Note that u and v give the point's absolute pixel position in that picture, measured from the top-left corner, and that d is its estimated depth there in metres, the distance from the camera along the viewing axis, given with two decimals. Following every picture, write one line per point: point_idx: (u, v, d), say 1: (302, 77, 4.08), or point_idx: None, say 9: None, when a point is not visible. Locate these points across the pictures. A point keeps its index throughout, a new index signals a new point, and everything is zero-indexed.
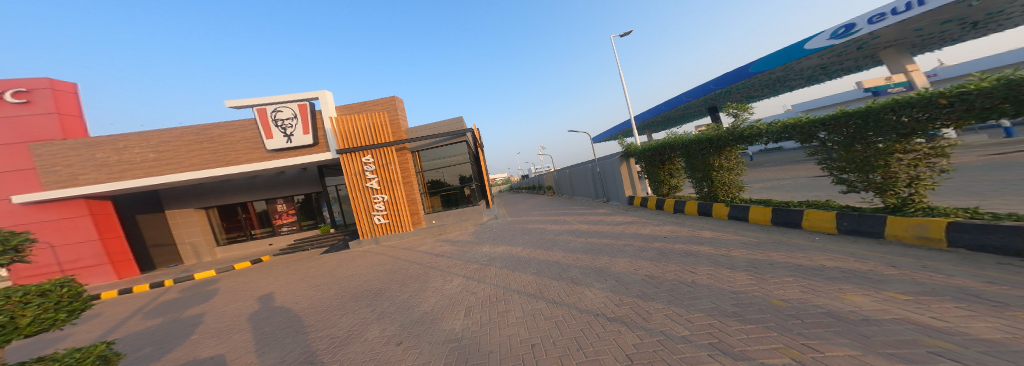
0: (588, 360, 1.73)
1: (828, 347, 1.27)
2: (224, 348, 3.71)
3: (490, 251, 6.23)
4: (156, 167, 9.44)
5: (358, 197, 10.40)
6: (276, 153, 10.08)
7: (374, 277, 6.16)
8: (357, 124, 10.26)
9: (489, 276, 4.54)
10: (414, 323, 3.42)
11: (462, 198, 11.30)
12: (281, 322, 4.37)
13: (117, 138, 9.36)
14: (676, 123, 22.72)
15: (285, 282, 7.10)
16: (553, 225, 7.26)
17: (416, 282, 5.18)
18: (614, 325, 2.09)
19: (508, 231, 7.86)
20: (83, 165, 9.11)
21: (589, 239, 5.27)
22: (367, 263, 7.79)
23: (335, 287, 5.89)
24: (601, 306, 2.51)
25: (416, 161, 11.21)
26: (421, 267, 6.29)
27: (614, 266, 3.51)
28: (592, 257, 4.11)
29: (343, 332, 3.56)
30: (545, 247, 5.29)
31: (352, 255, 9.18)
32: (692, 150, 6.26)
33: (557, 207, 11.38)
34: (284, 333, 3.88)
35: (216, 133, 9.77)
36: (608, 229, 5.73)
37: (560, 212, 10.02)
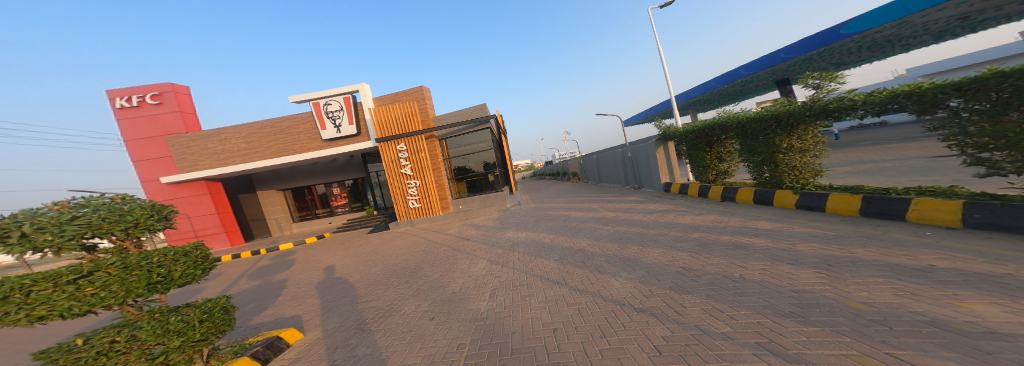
0: (612, 348, 1.71)
1: (922, 359, 1.14)
2: (301, 309, 4.21)
3: (514, 236, 6.31)
4: (248, 155, 10.81)
5: (395, 182, 10.95)
6: (329, 142, 10.84)
7: (412, 257, 6.54)
8: (392, 113, 10.60)
9: (513, 261, 4.57)
10: (445, 300, 3.60)
11: (488, 185, 11.45)
12: (340, 292, 4.81)
13: (220, 130, 10.85)
14: (729, 100, 20.76)
15: (342, 257, 7.78)
16: (578, 213, 7.17)
17: (445, 264, 5.43)
18: (642, 316, 2.05)
19: (530, 217, 7.91)
20: (201, 154, 10.83)
21: (615, 227, 5.16)
22: (405, 243, 8.27)
23: (377, 265, 6.31)
24: (627, 296, 2.46)
25: (443, 148, 11.52)
26: (446, 250, 6.56)
27: (645, 256, 3.41)
28: (619, 245, 4.02)
29: (390, 303, 3.84)
30: (568, 234, 5.29)
31: (392, 236, 9.84)
32: (752, 131, 5.64)
33: (581, 195, 11.11)
34: (341, 301, 4.28)
35: (285, 126, 10.78)
36: (638, 218, 5.52)
37: (583, 199, 9.83)
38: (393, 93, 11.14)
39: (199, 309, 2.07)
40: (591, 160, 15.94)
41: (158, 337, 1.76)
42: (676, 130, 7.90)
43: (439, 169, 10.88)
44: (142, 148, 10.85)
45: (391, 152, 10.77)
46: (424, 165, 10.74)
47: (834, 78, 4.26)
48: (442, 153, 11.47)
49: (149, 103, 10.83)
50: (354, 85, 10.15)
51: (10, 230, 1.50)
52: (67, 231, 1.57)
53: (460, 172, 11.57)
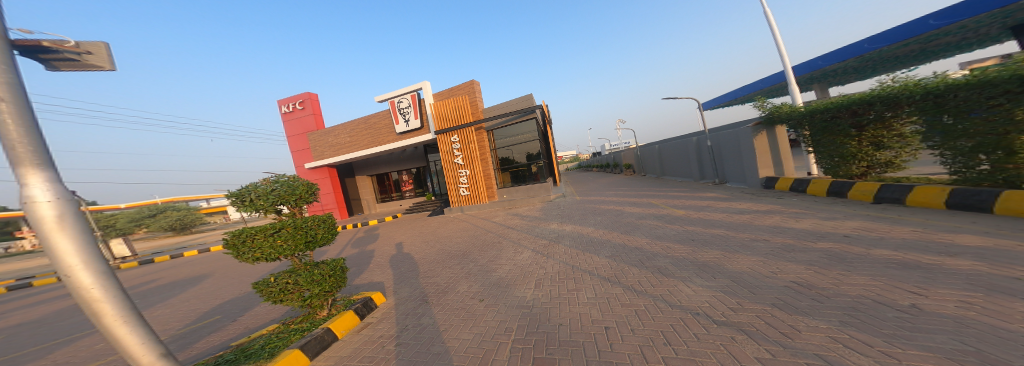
0: (680, 358, 1.57)
1: None
2: (387, 277, 4.89)
3: (562, 228, 6.14)
4: (350, 147, 13.08)
5: (448, 172, 11.63)
6: (402, 135, 12.25)
7: (463, 240, 6.91)
8: (447, 107, 11.25)
9: (560, 254, 4.44)
10: (493, 284, 3.71)
11: (534, 175, 11.37)
12: (408, 266, 5.36)
13: (333, 128, 13.25)
14: None
15: (407, 236, 8.71)
16: (633, 208, 6.68)
17: (492, 250, 5.56)
18: (725, 330, 1.79)
19: (577, 210, 7.62)
20: (324, 146, 13.60)
21: (675, 227, 4.65)
22: (455, 228, 8.77)
23: (435, 246, 6.83)
24: (703, 305, 2.19)
25: (490, 139, 11.71)
26: (492, 237, 6.74)
27: (732, 264, 2.97)
28: (689, 248, 3.61)
29: (444, 283, 4.09)
30: (622, 230, 4.95)
31: (444, 220, 10.51)
32: (962, 104, 3.67)
33: (636, 188, 10.41)
34: (409, 275, 4.75)
35: (372, 121, 12.55)
36: (711, 218, 4.88)
37: (637, 193, 9.18)
38: (448, 88, 11.71)
39: (330, 266, 3.15)
40: (657, 147, 14.21)
41: (308, 284, 2.87)
42: (810, 106, 5.94)
43: (486, 159, 11.24)
44: (295, 143, 14.27)
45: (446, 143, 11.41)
46: (473, 155, 11.13)
47: None
48: (490, 144, 11.66)
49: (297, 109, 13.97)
50: (418, 83, 11.07)
51: (246, 195, 2.54)
52: (269, 199, 2.59)
53: (503, 163, 11.65)
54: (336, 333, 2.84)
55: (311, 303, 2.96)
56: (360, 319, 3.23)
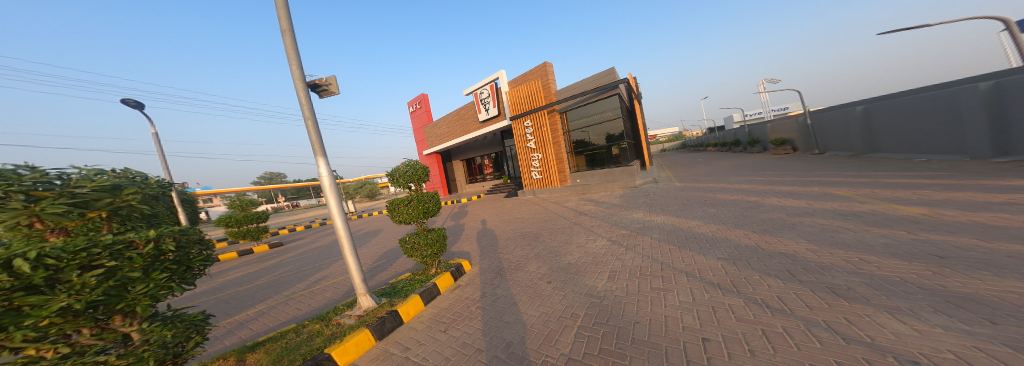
0: None
1: None
2: (471, 248, 5.48)
3: (648, 218, 5.41)
4: (450, 136, 16.06)
5: (521, 156, 11.87)
6: (485, 123, 13.54)
7: (536, 222, 6.92)
8: (522, 92, 11.38)
9: (642, 245, 3.94)
10: (562, 269, 3.59)
11: (615, 159, 10.33)
12: (486, 241, 5.76)
13: (439, 122, 16.58)
14: None
15: (487, 214, 9.52)
16: (750, 197, 5.26)
17: (564, 234, 5.33)
18: None
19: (669, 199, 6.51)
20: (434, 137, 17.26)
21: (815, 218, 3.45)
22: (528, 210, 8.93)
23: (512, 224, 7.10)
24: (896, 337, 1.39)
25: (563, 122, 11.05)
26: (564, 221, 6.52)
27: (926, 275, 1.90)
28: (848, 248, 2.53)
29: (515, 263, 4.16)
30: (732, 223, 3.93)
31: (520, 202, 10.79)
32: None
33: (753, 173, 8.34)
34: (486, 251, 5.11)
35: (464, 113, 14.72)
36: (894, 213, 3.33)
37: (752, 179, 7.34)
38: (523, 74, 11.56)
39: (438, 234, 4.29)
40: (867, 110, 8.65)
41: (426, 245, 4.08)
42: None
43: (559, 143, 10.87)
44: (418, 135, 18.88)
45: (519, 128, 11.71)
46: (546, 140, 11.02)
47: None
48: (563, 127, 11.06)
49: (418, 109, 18.33)
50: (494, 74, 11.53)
51: (399, 179, 4.59)
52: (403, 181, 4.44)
53: (578, 145, 10.94)
54: (438, 288, 3.62)
55: (427, 261, 4.16)
56: (455, 280, 4.01)
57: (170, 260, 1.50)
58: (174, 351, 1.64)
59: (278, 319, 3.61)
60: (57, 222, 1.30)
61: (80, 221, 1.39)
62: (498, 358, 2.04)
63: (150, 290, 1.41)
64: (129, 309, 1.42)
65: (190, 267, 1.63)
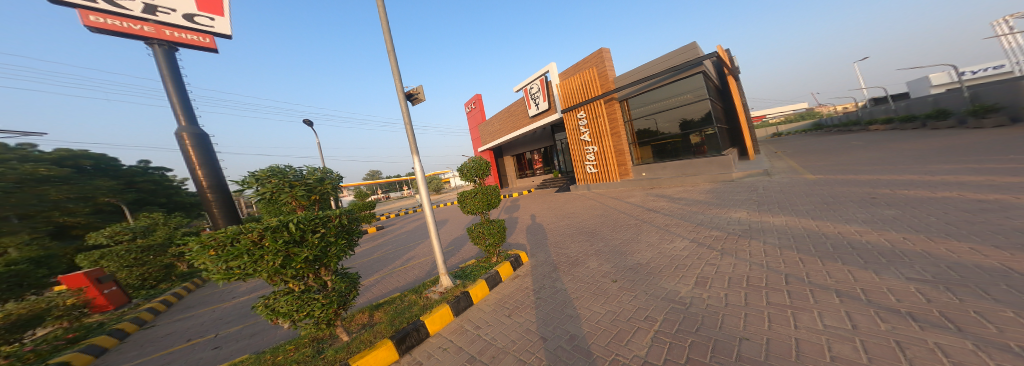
0: None
1: None
2: (526, 241, 5.51)
3: (749, 220, 4.39)
4: (503, 132, 17.45)
5: (574, 149, 11.61)
6: (534, 118, 13.67)
7: (596, 217, 6.52)
8: (575, 83, 10.97)
9: (741, 251, 3.20)
10: (629, 268, 3.25)
11: (694, 149, 8.84)
12: (536, 236, 5.80)
13: (494, 119, 18.34)
14: None
15: (536, 207, 9.62)
16: (923, 202, 3.76)
17: (628, 231, 4.85)
18: None
19: (778, 199, 5.26)
20: (489, 133, 19.23)
21: None
22: (582, 203, 8.59)
23: (571, 218, 6.81)
24: None
25: (625, 110, 10.05)
26: (631, 218, 5.86)
27: None
28: None
29: (577, 260, 3.87)
30: (887, 238, 2.85)
31: (574, 196, 10.33)
32: None
33: (914, 166, 6.04)
34: (538, 245, 5.08)
35: (517, 109, 15.23)
36: None
37: (910, 175, 5.34)
38: (578, 62, 10.99)
39: (498, 225, 4.32)
40: None
41: (489, 234, 4.14)
42: None
43: (617, 134, 10.14)
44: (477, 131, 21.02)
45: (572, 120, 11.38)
46: (601, 132, 10.47)
47: None
48: (624, 117, 10.09)
49: (477, 107, 20.26)
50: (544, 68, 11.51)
51: (466, 172, 4.82)
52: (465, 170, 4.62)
53: (642, 134, 9.79)
54: (501, 275, 3.74)
55: (489, 251, 4.28)
56: (514, 270, 4.03)
57: (346, 233, 2.69)
58: (346, 299, 2.63)
59: (386, 287, 5.19)
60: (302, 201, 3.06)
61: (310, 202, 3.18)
62: (564, 348, 2.02)
63: (339, 251, 2.54)
64: (329, 263, 2.53)
65: (355, 237, 2.81)
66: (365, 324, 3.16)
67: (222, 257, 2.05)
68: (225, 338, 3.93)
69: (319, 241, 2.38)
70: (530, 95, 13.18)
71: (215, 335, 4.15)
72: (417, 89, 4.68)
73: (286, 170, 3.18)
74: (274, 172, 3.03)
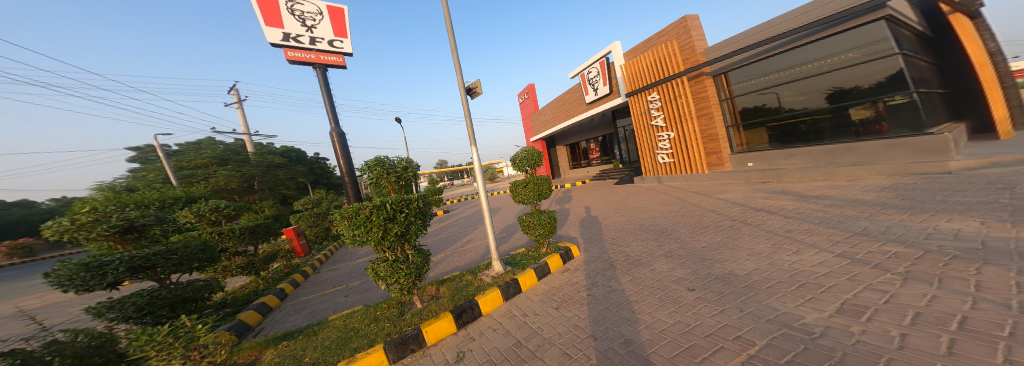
0: None
1: None
2: (602, 237, 6.34)
3: (977, 232, 3.22)
4: (556, 121, 18.24)
5: (644, 135, 11.43)
6: (591, 104, 14.31)
7: (677, 215, 6.72)
8: (643, 64, 10.62)
9: (957, 280, 2.41)
10: (719, 278, 3.46)
11: (866, 128, 6.73)
12: (596, 231, 6.89)
13: (545, 110, 19.23)
14: None
15: (595, 201, 10.60)
16: None
17: (720, 235, 4.92)
18: None
19: (958, 203, 4.15)
20: (540, 122, 20.23)
21: None
22: (650, 199, 9.00)
23: (649, 216, 7.15)
24: None
25: (721, 86, 8.95)
26: (727, 220, 5.60)
27: None
28: None
29: (656, 266, 4.26)
30: None
31: (636, 190, 10.85)
32: None
33: None
34: (603, 242, 5.96)
35: (572, 97, 15.97)
36: None
37: None
38: (654, 35, 10.44)
39: (544, 218, 5.45)
40: None
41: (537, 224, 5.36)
42: None
43: (701, 117, 9.35)
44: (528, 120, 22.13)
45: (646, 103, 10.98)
46: (679, 115, 9.86)
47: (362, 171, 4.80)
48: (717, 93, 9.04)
49: (528, 98, 21.35)
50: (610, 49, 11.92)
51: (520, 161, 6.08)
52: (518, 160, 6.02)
53: (752, 112, 8.46)
54: (550, 267, 4.94)
55: (538, 240, 5.52)
56: (563, 264, 5.21)
57: (418, 215, 4.51)
58: (421, 263, 4.51)
59: (447, 267, 6.95)
60: (389, 189, 5.06)
61: (394, 189, 5.15)
62: (616, 350, 2.53)
63: (416, 227, 4.42)
64: (408, 237, 4.38)
65: (423, 216, 4.61)
66: (433, 295, 4.92)
67: (351, 225, 3.98)
68: (351, 289, 6.43)
69: (403, 220, 4.26)
70: (588, 79, 13.83)
71: (347, 286, 6.81)
72: (474, 84, 6.24)
73: (384, 161, 5.06)
74: (374, 165, 4.94)
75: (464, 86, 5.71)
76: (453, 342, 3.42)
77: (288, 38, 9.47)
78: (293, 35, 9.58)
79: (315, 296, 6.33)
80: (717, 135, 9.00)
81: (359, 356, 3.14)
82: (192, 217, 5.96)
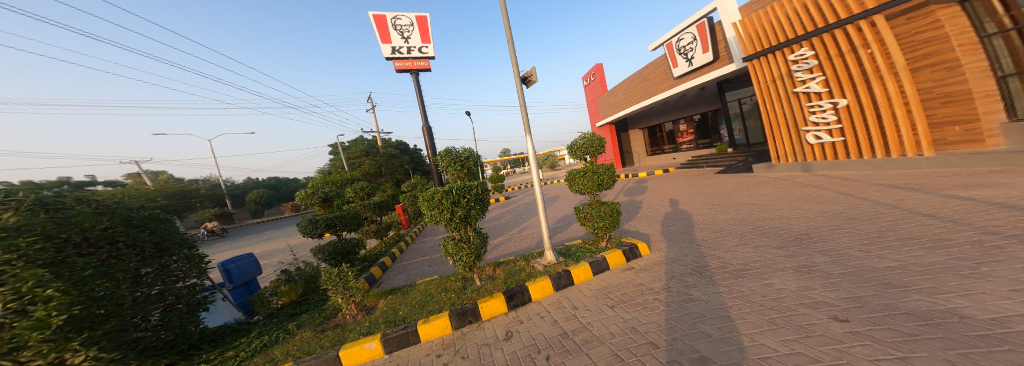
0: None
1: None
2: (686, 238, 4.65)
3: None
4: (628, 103, 16.19)
5: (779, 108, 7.81)
6: (681, 78, 12.11)
7: (818, 215, 4.49)
8: (776, 13, 7.41)
9: None
10: (907, 314, 1.83)
11: None
12: (681, 227, 5.30)
13: (615, 92, 17.36)
14: None
15: (686, 193, 8.26)
16: None
17: (921, 250, 2.77)
18: None
19: None
20: (607, 105, 18.47)
21: None
22: (777, 193, 6.28)
23: (768, 213, 5.05)
24: None
25: (989, 14, 5.50)
26: (959, 231, 3.03)
27: None
28: None
29: (782, 286, 2.62)
30: None
31: (755, 180, 7.84)
32: None
33: None
34: (685, 240, 4.57)
35: (657, 71, 13.61)
36: None
37: None
38: None
39: (609, 209, 4.62)
40: None
41: (598, 217, 4.61)
42: None
43: (921, 70, 5.75)
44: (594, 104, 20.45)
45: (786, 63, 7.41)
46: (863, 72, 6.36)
47: (437, 158, 5.26)
48: (977, 26, 5.53)
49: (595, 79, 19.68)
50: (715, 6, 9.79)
51: (580, 149, 5.47)
52: (580, 143, 5.47)
53: None
54: (608, 263, 3.95)
55: (598, 234, 4.80)
56: (626, 261, 4.12)
57: (479, 200, 4.63)
58: (482, 248, 4.61)
59: (504, 251, 7.24)
60: (457, 175, 5.41)
61: (459, 175, 5.45)
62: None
63: (479, 212, 4.56)
64: (472, 221, 4.53)
65: (484, 200, 4.71)
66: (489, 274, 4.73)
67: (427, 209, 4.28)
68: (433, 260, 7.56)
69: (467, 205, 4.39)
70: (678, 48, 11.63)
71: (429, 257, 8.13)
72: (531, 72, 5.50)
73: (452, 151, 5.37)
74: (447, 153, 5.29)
75: (520, 76, 5.07)
76: (502, 321, 3.03)
77: (394, 51, 11.08)
78: (397, 48, 11.14)
79: (410, 263, 7.75)
80: (964, 93, 5.33)
81: (428, 318, 3.06)
82: (355, 193, 9.82)
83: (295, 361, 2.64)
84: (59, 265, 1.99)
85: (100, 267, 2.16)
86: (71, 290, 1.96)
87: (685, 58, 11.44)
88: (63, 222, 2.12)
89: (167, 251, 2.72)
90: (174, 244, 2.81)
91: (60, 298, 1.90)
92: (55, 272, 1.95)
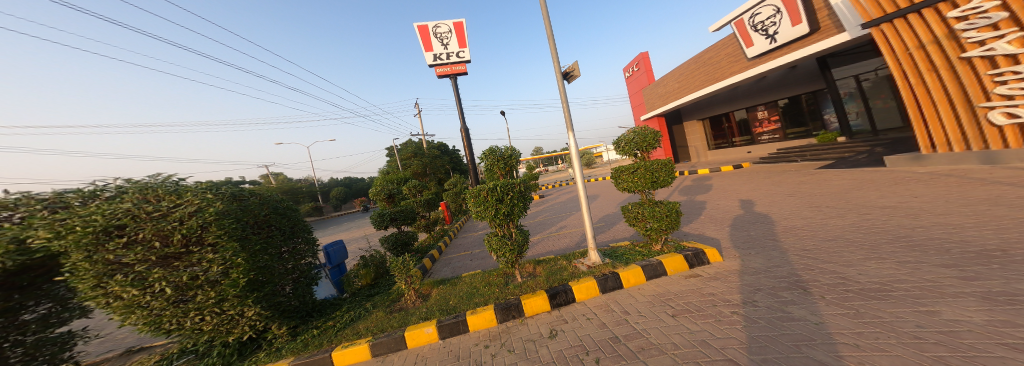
0: None
1: None
2: (776, 244, 3.70)
3: None
4: (682, 91, 14.70)
5: (932, 80, 5.85)
6: (758, 58, 10.60)
7: (992, 220, 3.23)
8: None
9: None
10: None
11: None
12: (766, 231, 4.28)
13: (666, 81, 15.93)
14: None
15: (768, 192, 6.87)
16: None
17: None
18: None
19: None
20: (656, 95, 17.05)
21: None
22: (915, 193, 4.73)
23: (899, 217, 3.82)
24: None
25: None
26: None
27: None
28: None
29: (954, 316, 1.72)
30: None
31: (881, 177, 6.01)
32: None
33: None
34: (771, 246, 3.69)
35: (726, 52, 11.97)
36: None
37: None
38: None
39: (665, 208, 4.14)
40: None
41: (649, 216, 4.18)
42: None
43: None
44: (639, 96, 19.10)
45: (944, 22, 5.43)
46: None
47: (484, 156, 5.54)
48: None
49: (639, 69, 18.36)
50: None
51: (628, 144, 5.07)
52: (629, 138, 5.05)
53: None
54: (665, 268, 3.42)
55: (651, 236, 4.29)
56: (689, 267, 3.49)
57: (522, 196, 4.67)
58: (523, 244, 4.65)
59: (543, 249, 7.23)
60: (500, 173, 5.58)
61: (499, 173, 5.60)
62: None
63: (523, 209, 4.62)
64: (514, 217, 4.63)
65: (525, 197, 4.72)
66: (531, 273, 4.82)
67: (475, 204, 4.49)
68: (474, 255, 7.92)
69: (511, 202, 4.50)
70: (753, 24, 10.14)
71: (472, 251, 8.55)
72: (572, 67, 5.32)
73: (496, 150, 5.59)
74: (491, 153, 5.52)
75: (560, 72, 5.00)
76: (546, 319, 2.89)
77: (437, 58, 11.95)
78: (439, 55, 11.97)
79: (456, 256, 8.25)
80: None
81: (476, 310, 3.08)
82: (410, 190, 10.86)
83: (372, 336, 2.86)
84: (245, 239, 2.51)
85: (263, 243, 2.68)
86: (249, 260, 2.48)
87: (765, 34, 9.90)
88: (244, 209, 2.66)
89: (296, 234, 3.22)
90: (300, 229, 3.30)
91: (245, 266, 2.43)
92: (243, 245, 2.46)
